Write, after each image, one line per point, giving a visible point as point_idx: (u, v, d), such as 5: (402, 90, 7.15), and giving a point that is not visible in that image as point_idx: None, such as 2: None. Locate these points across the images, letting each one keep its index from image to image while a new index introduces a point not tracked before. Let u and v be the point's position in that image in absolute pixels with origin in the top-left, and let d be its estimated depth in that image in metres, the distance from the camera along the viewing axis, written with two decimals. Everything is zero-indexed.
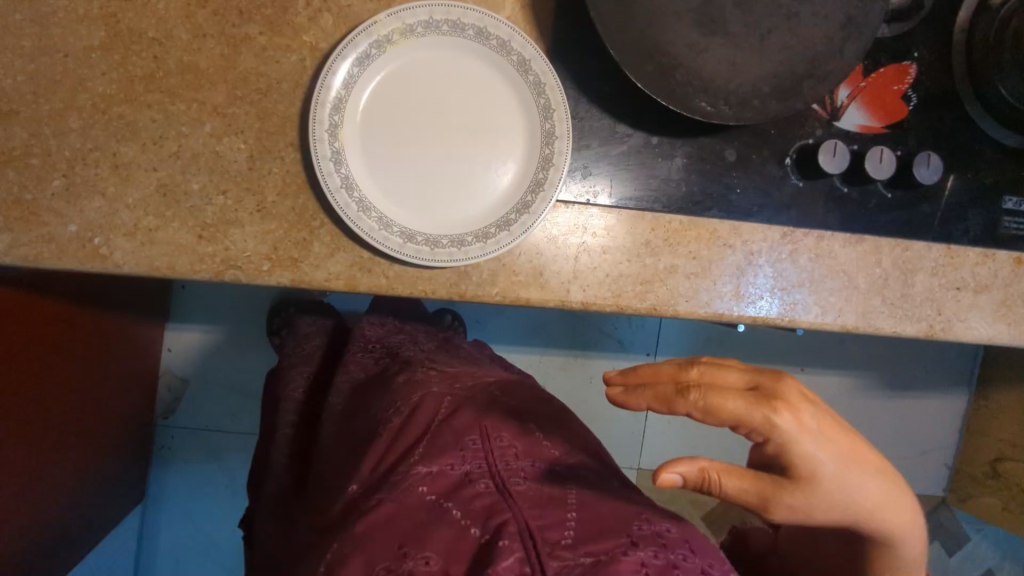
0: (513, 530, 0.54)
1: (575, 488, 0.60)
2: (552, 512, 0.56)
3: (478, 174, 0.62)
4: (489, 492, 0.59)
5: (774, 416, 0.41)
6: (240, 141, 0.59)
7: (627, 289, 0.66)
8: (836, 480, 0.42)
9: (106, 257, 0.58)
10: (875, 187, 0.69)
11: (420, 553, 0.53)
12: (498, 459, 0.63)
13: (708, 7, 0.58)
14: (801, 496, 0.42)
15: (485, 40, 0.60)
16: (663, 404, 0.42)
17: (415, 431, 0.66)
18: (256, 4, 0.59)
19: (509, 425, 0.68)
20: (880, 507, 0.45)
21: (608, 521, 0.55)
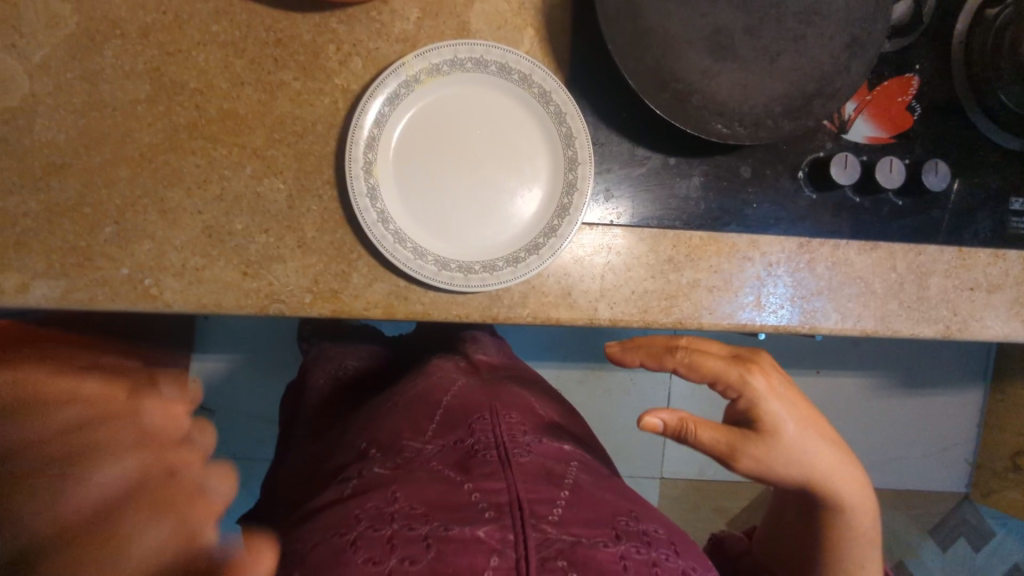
0: (501, 502, 0.53)
1: (573, 476, 0.60)
2: (546, 488, 0.56)
3: (503, 199, 0.65)
4: (489, 461, 0.59)
5: (747, 376, 0.55)
6: (279, 182, 0.62)
7: (653, 305, 0.68)
8: (794, 441, 0.54)
9: (158, 297, 0.61)
10: (887, 195, 0.71)
11: (405, 504, 0.54)
12: (504, 434, 0.64)
13: (718, 34, 0.61)
14: (762, 448, 0.54)
15: (507, 74, 0.63)
16: (653, 361, 0.59)
17: (430, 414, 0.69)
18: (290, 52, 0.62)
19: (520, 415, 0.70)
20: (830, 475, 0.55)
21: (599, 509, 0.56)
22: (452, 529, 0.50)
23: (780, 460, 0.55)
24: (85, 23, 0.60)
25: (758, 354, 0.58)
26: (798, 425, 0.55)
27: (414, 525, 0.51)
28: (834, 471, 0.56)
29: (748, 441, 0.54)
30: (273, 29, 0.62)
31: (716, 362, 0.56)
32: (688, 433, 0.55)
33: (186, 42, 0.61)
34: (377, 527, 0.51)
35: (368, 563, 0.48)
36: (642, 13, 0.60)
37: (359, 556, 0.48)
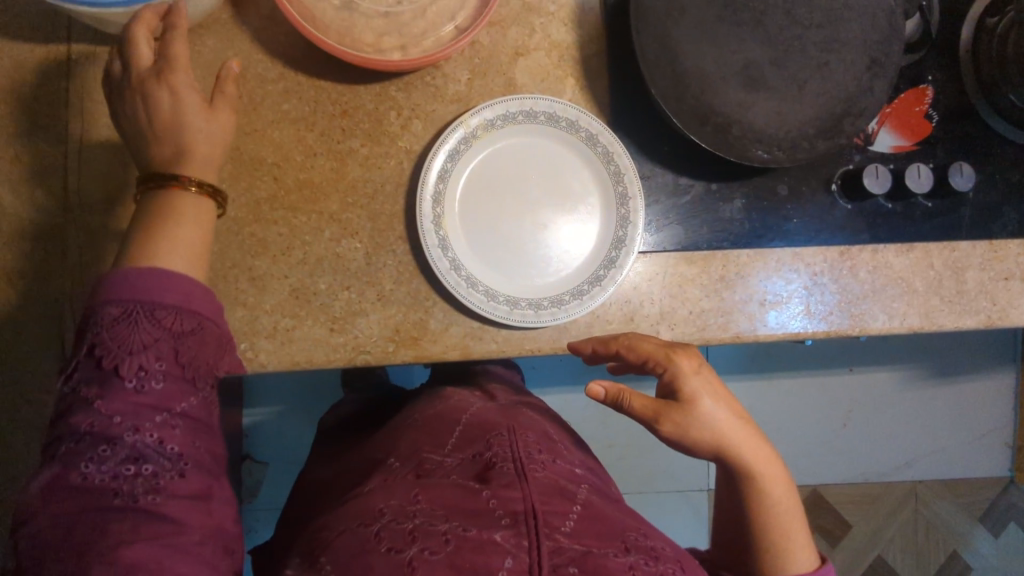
0: (517, 510, 0.55)
1: (586, 493, 0.61)
2: (559, 502, 0.57)
3: (559, 235, 0.70)
4: (505, 471, 0.59)
5: (674, 356, 0.60)
6: (357, 242, 0.67)
7: (712, 322, 0.72)
8: (708, 412, 0.59)
9: (253, 359, 0.65)
10: (916, 200, 0.76)
11: (427, 504, 0.56)
12: (522, 449, 0.63)
13: (749, 68, 0.66)
14: (682, 414, 0.59)
15: (556, 122, 0.69)
16: (603, 345, 0.64)
17: (448, 428, 0.69)
18: (355, 120, 0.68)
19: (538, 434, 0.69)
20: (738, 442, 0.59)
21: (606, 524, 0.57)
22: (471, 530, 0.53)
23: (702, 437, 0.59)
24: None
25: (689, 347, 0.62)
26: (724, 408, 0.59)
27: (434, 522, 0.54)
28: (757, 457, 0.60)
29: (670, 411, 0.59)
30: (338, 102, 0.67)
31: (651, 346, 0.62)
32: (623, 402, 0.60)
33: (260, 121, 0.66)
34: (399, 521, 0.54)
35: (391, 551, 0.51)
36: (677, 57, 0.65)
37: (382, 546, 0.52)
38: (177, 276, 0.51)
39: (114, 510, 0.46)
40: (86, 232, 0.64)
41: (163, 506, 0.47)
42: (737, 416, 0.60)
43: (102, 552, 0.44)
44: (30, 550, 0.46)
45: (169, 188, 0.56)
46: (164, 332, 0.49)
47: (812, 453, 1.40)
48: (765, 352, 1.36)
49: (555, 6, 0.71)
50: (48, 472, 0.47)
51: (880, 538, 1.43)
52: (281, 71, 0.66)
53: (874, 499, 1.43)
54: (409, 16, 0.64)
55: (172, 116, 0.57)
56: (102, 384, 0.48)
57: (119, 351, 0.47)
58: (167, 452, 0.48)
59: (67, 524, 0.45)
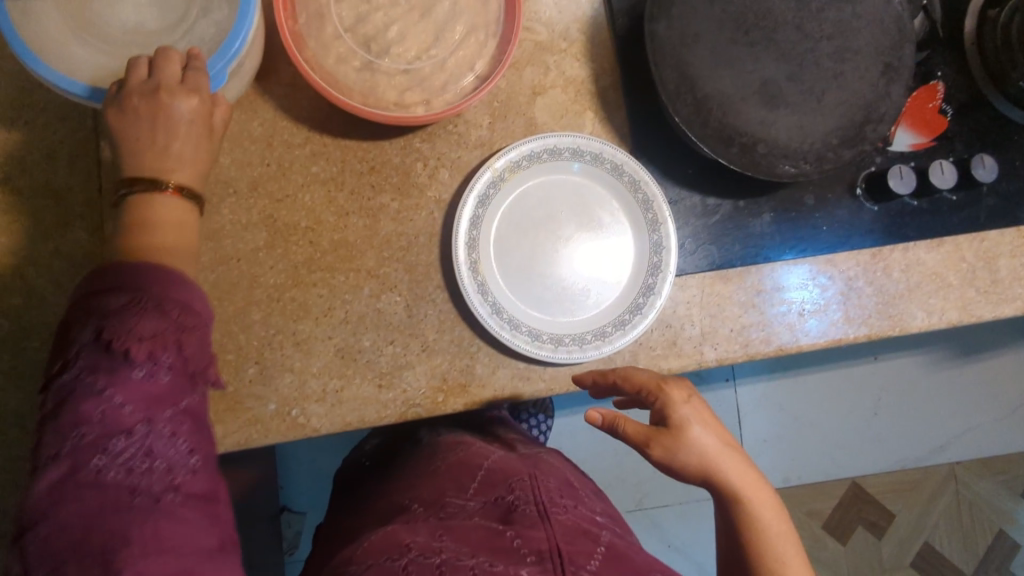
0: (542, 548, 0.54)
1: (608, 534, 0.61)
2: (583, 543, 0.57)
3: (596, 265, 0.70)
4: (527, 513, 0.59)
5: (664, 386, 0.62)
6: (396, 295, 0.67)
7: (755, 338, 0.72)
8: (696, 435, 0.60)
9: (305, 424, 0.65)
10: (942, 194, 0.76)
11: (452, 543, 0.56)
12: (543, 493, 0.63)
13: (767, 86, 0.67)
14: (670, 437, 0.60)
15: (580, 156, 0.70)
16: (601, 376, 0.65)
17: (469, 470, 0.68)
18: (383, 175, 0.68)
19: (557, 478, 0.69)
20: (720, 458, 0.60)
21: (626, 564, 0.57)
22: (497, 565, 0.53)
23: (691, 462, 0.60)
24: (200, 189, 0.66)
25: (684, 383, 0.63)
26: (713, 436, 0.60)
27: (461, 556, 0.54)
28: (746, 481, 0.60)
29: (661, 437, 0.60)
30: (365, 159, 0.68)
31: (644, 378, 0.63)
32: (619, 428, 0.62)
33: (290, 186, 0.67)
34: (426, 555, 0.54)
35: None
36: (696, 83, 0.66)
37: None
38: (179, 275, 0.53)
39: (132, 512, 0.48)
40: None
41: (180, 504, 0.50)
42: (725, 443, 0.60)
43: (124, 562, 0.46)
44: (38, 560, 0.46)
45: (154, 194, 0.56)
46: (171, 325, 0.51)
47: (850, 451, 1.35)
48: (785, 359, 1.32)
49: (567, 43, 0.71)
50: (52, 474, 0.48)
51: (923, 526, 1.37)
52: (307, 135, 0.67)
53: (914, 486, 1.37)
54: (428, 71, 0.65)
55: (181, 136, 0.56)
56: (110, 372, 0.50)
57: (128, 339, 0.49)
58: (177, 445, 0.51)
59: (81, 532, 0.47)
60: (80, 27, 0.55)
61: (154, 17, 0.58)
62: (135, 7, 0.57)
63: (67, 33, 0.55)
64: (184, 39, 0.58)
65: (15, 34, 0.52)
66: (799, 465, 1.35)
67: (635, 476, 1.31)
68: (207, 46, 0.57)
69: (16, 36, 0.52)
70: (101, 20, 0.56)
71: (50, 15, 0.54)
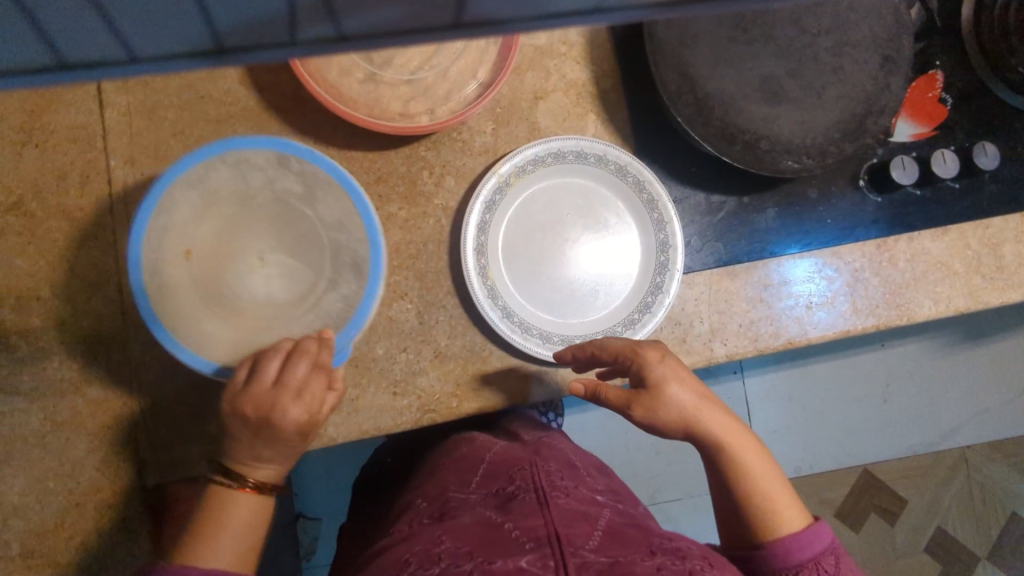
0: (541, 534, 0.50)
1: (608, 514, 0.56)
2: (582, 525, 0.52)
3: (608, 266, 0.71)
4: (526, 501, 0.55)
5: (639, 349, 0.62)
6: (407, 304, 0.68)
7: (764, 333, 0.72)
8: (671, 393, 0.60)
9: (323, 433, 0.66)
10: (945, 183, 0.76)
11: (451, 544, 0.50)
12: (543, 478, 0.58)
13: (767, 83, 0.67)
14: (648, 397, 0.60)
15: (585, 158, 0.70)
16: (580, 349, 0.64)
17: (471, 465, 0.64)
18: (390, 185, 0.69)
19: (559, 461, 0.64)
20: (698, 411, 0.60)
21: (628, 540, 0.53)
22: (496, 562, 0.47)
23: (670, 418, 0.60)
24: None
25: (660, 347, 0.63)
26: (690, 391, 0.60)
27: (460, 562, 0.48)
28: (725, 429, 0.61)
29: (641, 400, 0.60)
30: (371, 169, 0.69)
31: (619, 344, 0.63)
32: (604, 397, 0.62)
33: None
34: (426, 568, 0.49)
35: None
36: (697, 83, 0.66)
37: None
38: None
39: None
40: (144, 332, 0.64)
41: None
42: (701, 395, 0.61)
43: None
44: None
45: (233, 488, 0.54)
46: None
47: (860, 438, 1.36)
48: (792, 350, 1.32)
49: (567, 46, 0.72)
50: None
51: (937, 509, 1.38)
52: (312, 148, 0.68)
53: (926, 472, 1.37)
54: (432, 80, 0.66)
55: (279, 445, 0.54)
56: None
57: None
58: None
59: None
60: (210, 303, 0.56)
61: (281, 290, 0.57)
62: (265, 281, 0.56)
63: (197, 306, 0.56)
64: (312, 317, 0.57)
65: (155, 318, 0.54)
66: (809, 455, 1.35)
67: (648, 471, 1.31)
68: (332, 324, 0.57)
69: (152, 312, 0.54)
70: (229, 294, 0.56)
71: (184, 293, 0.55)
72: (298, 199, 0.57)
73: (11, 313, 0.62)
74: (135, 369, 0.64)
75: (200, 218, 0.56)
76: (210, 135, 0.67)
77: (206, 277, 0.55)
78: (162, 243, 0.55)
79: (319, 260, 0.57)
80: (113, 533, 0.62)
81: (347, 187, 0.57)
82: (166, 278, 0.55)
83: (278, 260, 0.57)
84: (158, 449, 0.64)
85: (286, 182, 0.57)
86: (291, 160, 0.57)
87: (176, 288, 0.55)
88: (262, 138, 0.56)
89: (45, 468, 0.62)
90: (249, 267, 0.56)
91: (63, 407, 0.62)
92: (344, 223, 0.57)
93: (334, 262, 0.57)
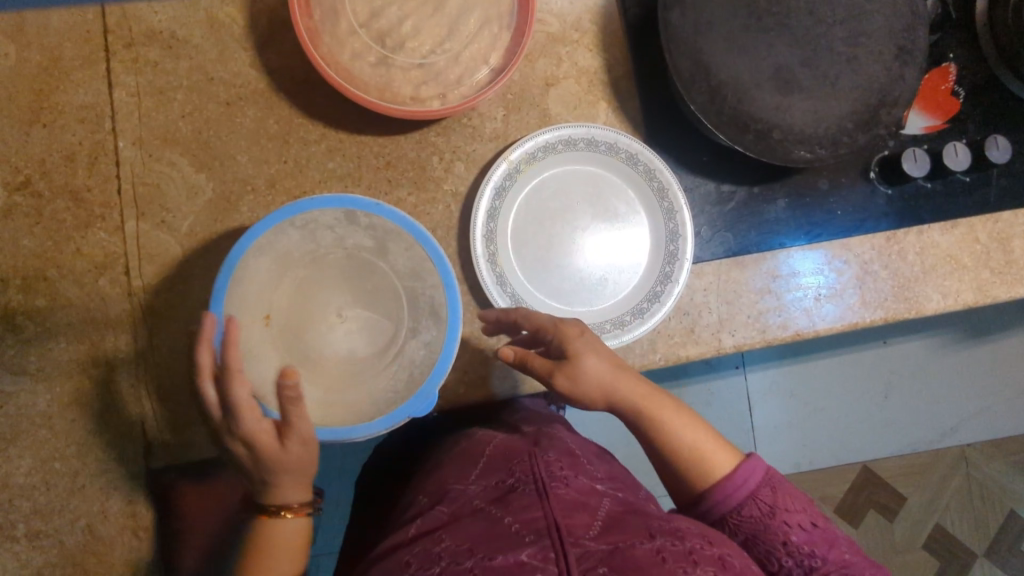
0: (541, 526, 0.45)
1: (608, 500, 0.51)
2: (582, 514, 0.47)
3: (623, 266, 0.71)
4: (525, 493, 0.49)
5: (560, 324, 0.60)
6: None
7: (772, 324, 0.72)
8: (580, 368, 0.58)
9: None
10: (955, 176, 0.76)
11: (451, 542, 0.46)
12: (542, 467, 0.53)
13: (781, 72, 0.67)
14: (568, 372, 0.58)
15: (596, 146, 0.70)
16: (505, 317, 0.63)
17: (471, 457, 0.58)
18: (399, 171, 0.68)
19: (559, 446, 0.59)
20: (615, 381, 0.59)
21: (628, 523, 0.48)
22: (496, 558, 0.43)
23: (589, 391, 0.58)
24: (220, 187, 0.66)
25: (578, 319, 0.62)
26: (607, 361, 0.59)
27: (459, 560, 0.44)
28: (640, 396, 0.60)
29: (562, 367, 0.58)
30: (381, 154, 0.68)
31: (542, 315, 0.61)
32: (532, 367, 0.58)
33: (308, 183, 0.67)
34: (425, 569, 0.44)
35: None
36: (710, 70, 0.66)
37: None
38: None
39: None
40: (151, 314, 0.64)
41: None
42: (614, 364, 0.60)
43: None
44: None
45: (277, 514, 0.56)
46: None
47: (861, 433, 1.35)
48: (794, 347, 1.31)
49: (579, 33, 0.71)
50: None
51: (936, 506, 1.38)
52: (322, 131, 0.67)
53: (926, 468, 1.38)
54: (444, 64, 0.65)
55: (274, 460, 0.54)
56: None
57: None
58: None
59: None
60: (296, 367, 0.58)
61: (363, 343, 0.60)
62: (347, 335, 0.60)
63: (284, 369, 0.57)
64: (394, 364, 0.59)
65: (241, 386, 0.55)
66: (810, 450, 1.34)
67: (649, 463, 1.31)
68: (416, 370, 0.59)
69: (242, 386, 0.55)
70: (315, 352, 0.59)
71: (270, 360, 0.57)
72: (370, 252, 0.60)
73: (17, 293, 0.62)
74: (142, 352, 0.64)
75: (276, 283, 0.59)
76: (219, 117, 0.66)
77: (291, 340, 0.58)
78: (244, 312, 0.57)
79: (397, 309, 0.60)
80: (118, 514, 0.62)
81: (415, 236, 0.60)
82: (250, 346, 0.56)
83: (356, 314, 0.60)
84: (165, 430, 0.63)
85: (357, 237, 0.60)
86: (359, 215, 0.59)
87: (262, 351, 0.57)
88: (329, 198, 0.58)
89: (52, 449, 0.61)
90: (329, 324, 0.60)
91: (70, 388, 0.62)
92: (416, 270, 0.60)
93: (412, 310, 0.60)
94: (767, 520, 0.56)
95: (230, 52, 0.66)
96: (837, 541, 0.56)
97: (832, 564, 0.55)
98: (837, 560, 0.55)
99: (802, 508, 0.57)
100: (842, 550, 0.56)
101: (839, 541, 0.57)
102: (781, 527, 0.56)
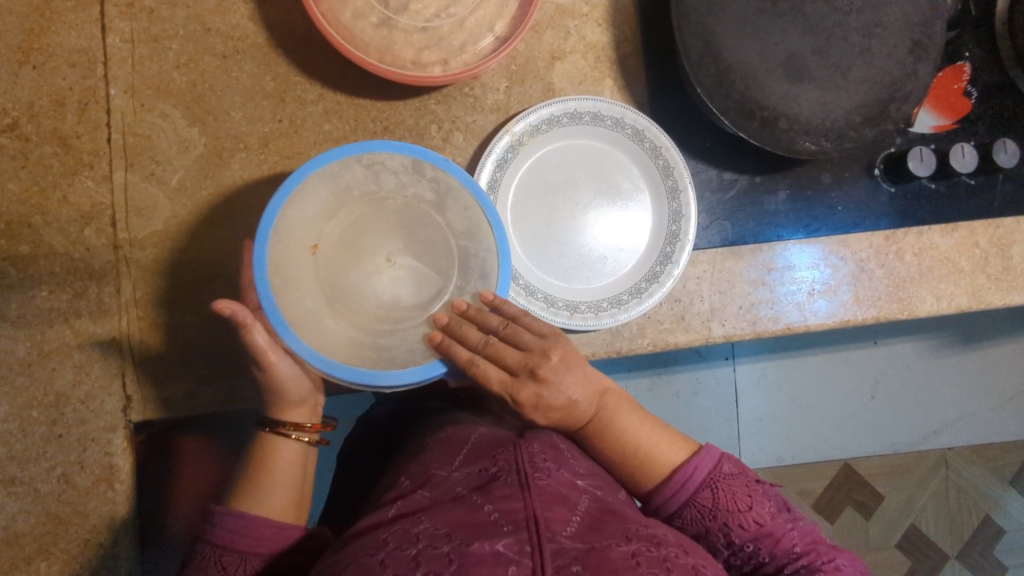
0: (519, 517, 0.45)
1: (587, 496, 0.51)
2: (562, 509, 0.47)
3: (630, 240, 0.70)
4: (508, 483, 0.49)
5: (515, 390, 0.58)
6: None
7: (762, 319, 0.72)
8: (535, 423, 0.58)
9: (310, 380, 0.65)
10: (961, 178, 0.75)
11: (429, 524, 0.46)
12: (525, 459, 0.52)
13: (792, 60, 0.65)
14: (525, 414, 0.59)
15: (601, 121, 0.69)
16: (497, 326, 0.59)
17: (458, 443, 0.58)
18: (396, 137, 0.67)
19: (546, 437, 0.58)
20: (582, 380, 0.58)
21: (606, 523, 0.48)
22: (473, 545, 0.43)
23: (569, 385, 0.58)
24: (211, 142, 0.64)
25: (547, 336, 0.61)
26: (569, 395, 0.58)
27: (437, 544, 0.43)
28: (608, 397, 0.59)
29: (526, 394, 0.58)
30: (378, 119, 0.67)
31: (529, 340, 0.59)
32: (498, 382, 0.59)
33: (303, 143, 0.66)
34: (402, 549, 0.44)
35: None
36: (720, 53, 0.64)
37: None
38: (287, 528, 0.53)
39: None
40: (136, 267, 0.63)
41: None
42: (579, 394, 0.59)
43: None
44: None
45: (277, 445, 0.57)
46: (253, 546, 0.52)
47: (845, 430, 1.36)
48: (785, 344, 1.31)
49: (589, 6, 0.70)
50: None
51: (913, 506, 1.39)
52: (319, 91, 0.66)
53: (905, 469, 1.39)
54: (448, 29, 0.64)
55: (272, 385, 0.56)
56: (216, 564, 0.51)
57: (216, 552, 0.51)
58: None
59: None
60: (336, 305, 0.59)
61: (406, 295, 0.61)
62: (391, 286, 0.61)
63: (323, 304, 0.58)
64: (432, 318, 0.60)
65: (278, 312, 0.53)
66: (792, 446, 1.35)
67: None
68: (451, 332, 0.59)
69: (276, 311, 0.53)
70: (359, 296, 0.60)
71: (312, 294, 0.58)
72: (429, 207, 0.60)
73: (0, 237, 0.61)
74: (126, 305, 0.63)
75: (331, 222, 0.60)
76: (215, 70, 0.64)
77: (334, 279, 0.59)
78: (294, 246, 0.57)
79: (445, 268, 0.61)
80: (95, 465, 0.62)
81: (478, 200, 0.59)
82: (296, 276, 0.56)
83: (403, 266, 0.62)
84: (147, 386, 0.63)
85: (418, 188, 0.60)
86: (425, 168, 0.59)
87: (304, 283, 0.57)
88: (401, 145, 0.57)
89: (30, 397, 0.61)
90: (375, 272, 0.61)
91: (50, 336, 0.61)
92: (468, 231, 0.60)
93: (459, 271, 0.61)
94: (706, 523, 0.56)
95: (230, 3, 0.64)
96: (786, 533, 0.56)
97: (780, 558, 0.56)
98: (786, 553, 0.55)
99: (746, 506, 0.56)
100: (791, 541, 0.56)
101: (790, 531, 0.56)
102: (722, 529, 0.56)
